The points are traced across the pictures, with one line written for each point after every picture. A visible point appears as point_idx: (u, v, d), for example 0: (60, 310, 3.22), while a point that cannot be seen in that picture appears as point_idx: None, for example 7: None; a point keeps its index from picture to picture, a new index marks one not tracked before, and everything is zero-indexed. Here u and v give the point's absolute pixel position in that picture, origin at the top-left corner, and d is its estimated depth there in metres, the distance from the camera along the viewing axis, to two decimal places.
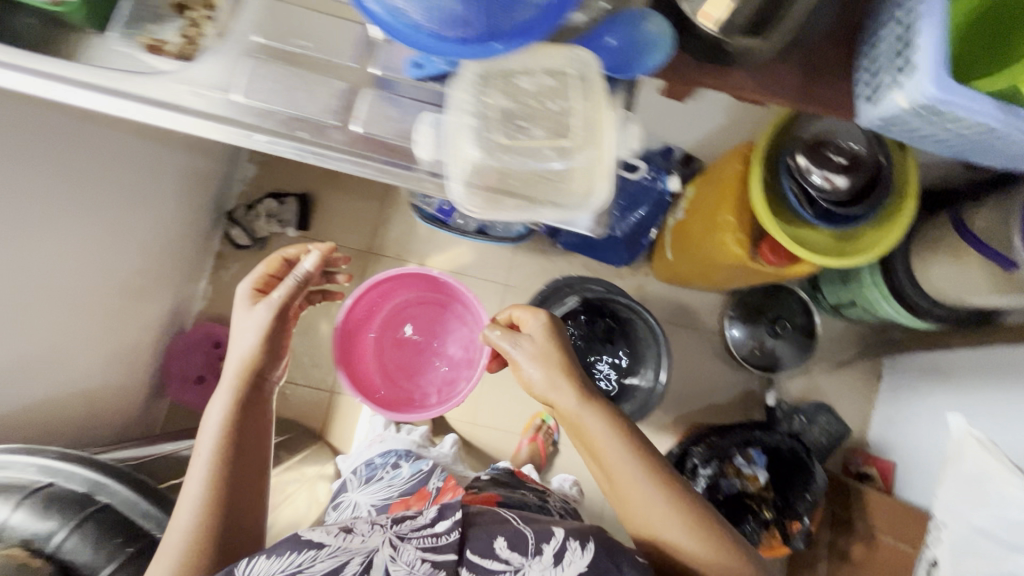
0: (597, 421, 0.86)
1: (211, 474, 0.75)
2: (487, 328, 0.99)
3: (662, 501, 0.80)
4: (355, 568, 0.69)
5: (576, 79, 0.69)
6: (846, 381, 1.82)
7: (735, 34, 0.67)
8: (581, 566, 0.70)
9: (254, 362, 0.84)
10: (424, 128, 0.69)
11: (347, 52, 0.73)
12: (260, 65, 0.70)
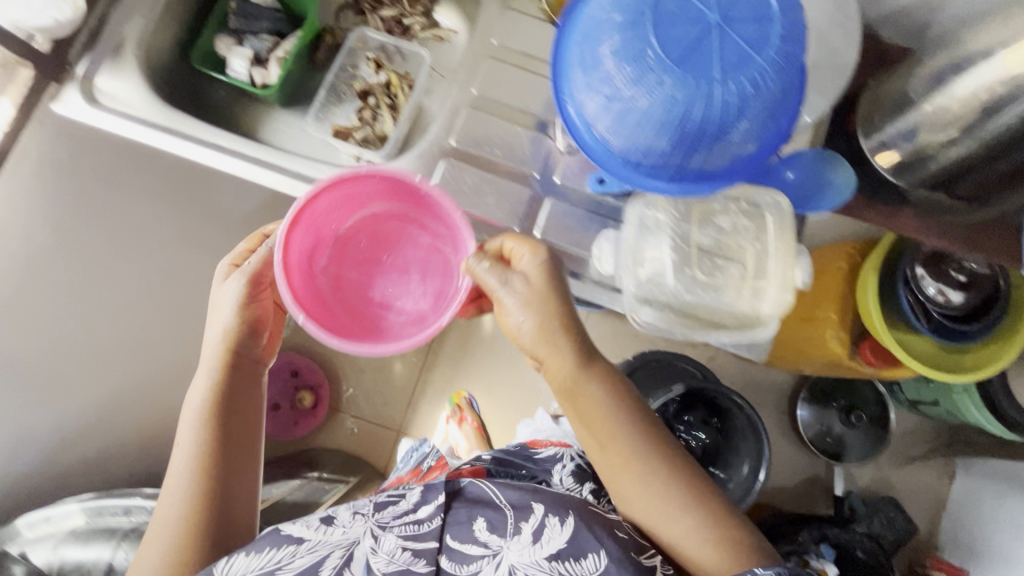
0: (602, 399, 0.69)
1: (201, 453, 0.65)
2: (472, 256, 0.65)
3: (652, 488, 0.68)
4: (333, 561, 0.63)
5: (771, 221, 0.71)
6: (923, 480, 1.45)
7: (910, 177, 0.71)
8: (560, 543, 0.67)
9: (241, 330, 0.69)
10: (606, 246, 0.74)
11: (532, 163, 0.77)
12: (455, 168, 0.77)
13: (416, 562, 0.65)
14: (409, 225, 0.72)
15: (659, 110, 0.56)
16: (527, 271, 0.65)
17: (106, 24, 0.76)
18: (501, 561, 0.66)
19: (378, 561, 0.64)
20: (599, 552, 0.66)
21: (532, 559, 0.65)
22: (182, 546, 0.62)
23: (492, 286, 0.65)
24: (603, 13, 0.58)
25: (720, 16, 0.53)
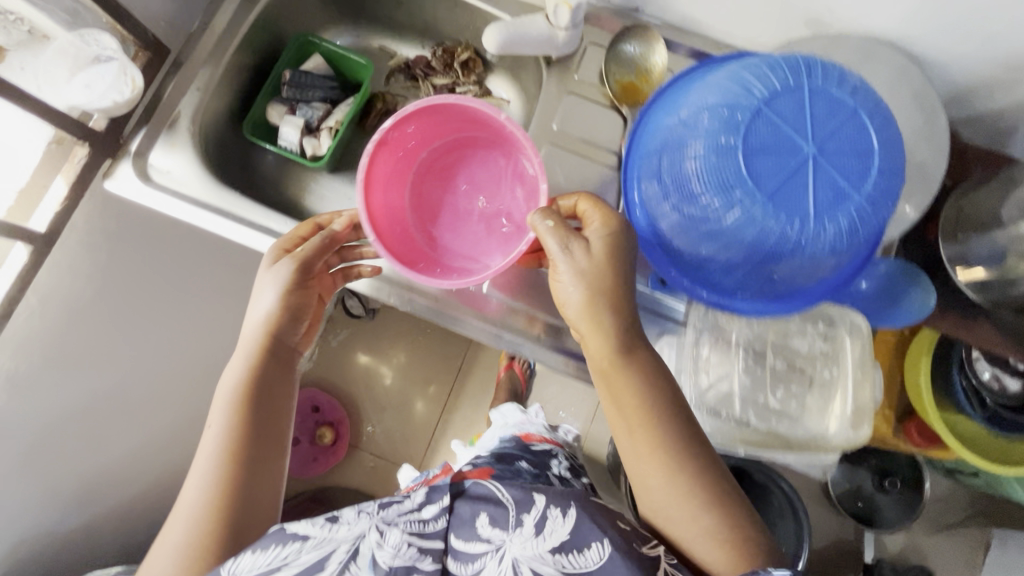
0: (637, 390, 0.60)
1: (228, 446, 0.59)
2: (537, 213, 0.60)
3: (677, 487, 0.59)
4: (338, 559, 0.54)
5: (851, 345, 0.68)
6: (960, 552, 1.14)
7: (993, 295, 0.67)
8: (565, 535, 0.58)
9: (290, 314, 0.64)
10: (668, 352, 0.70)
11: None
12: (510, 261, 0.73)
13: (422, 559, 0.56)
14: (498, 156, 0.73)
15: (743, 231, 0.54)
16: (596, 239, 0.60)
17: (163, 99, 0.74)
18: (505, 555, 0.56)
19: (385, 556, 0.54)
20: (604, 541, 0.57)
21: (537, 552, 0.56)
22: (199, 537, 0.56)
23: (553, 247, 0.59)
24: (688, 129, 0.56)
25: (816, 147, 0.51)
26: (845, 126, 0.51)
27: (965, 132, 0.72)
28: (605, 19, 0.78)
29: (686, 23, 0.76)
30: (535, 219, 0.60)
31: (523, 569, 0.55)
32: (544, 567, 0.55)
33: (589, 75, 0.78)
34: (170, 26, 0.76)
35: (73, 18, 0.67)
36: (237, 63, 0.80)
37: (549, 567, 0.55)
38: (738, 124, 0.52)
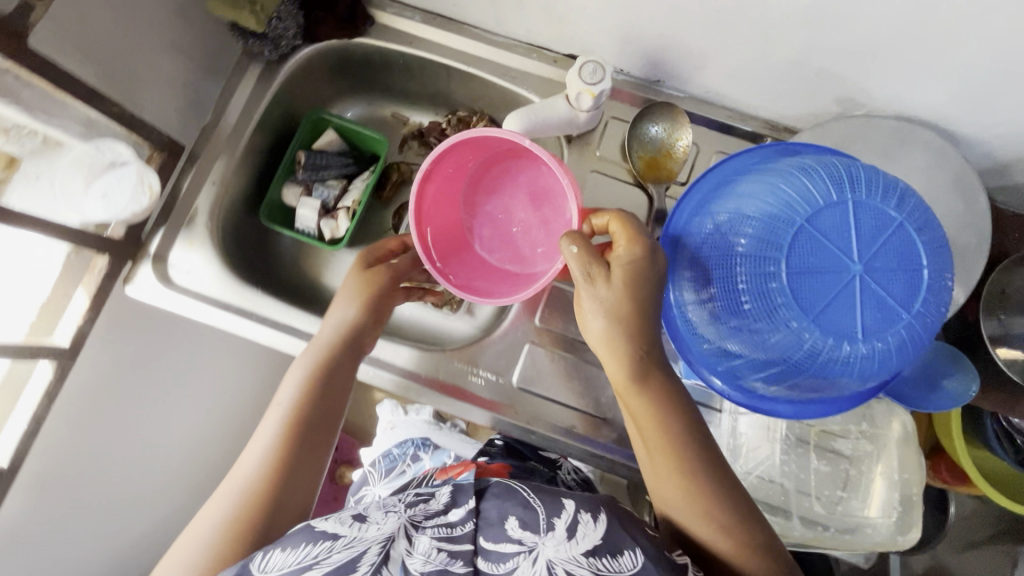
0: (658, 412, 0.56)
1: (274, 450, 0.59)
2: (564, 239, 0.56)
3: (694, 498, 0.54)
4: (370, 559, 0.49)
5: (896, 445, 0.64)
6: None
7: None
8: (598, 539, 0.50)
9: (361, 328, 0.67)
10: None
11: None
12: (539, 352, 0.73)
13: (452, 564, 0.50)
14: (544, 163, 0.69)
15: (788, 352, 0.52)
16: (622, 257, 0.56)
17: (180, 197, 0.74)
18: (539, 558, 0.50)
19: (416, 561, 0.50)
20: (636, 549, 0.50)
21: (570, 556, 0.49)
22: (221, 540, 0.53)
23: (577, 275, 0.56)
24: (725, 239, 0.55)
25: (864, 265, 0.49)
26: (893, 244, 0.49)
27: (1006, 200, 0.69)
28: (626, 94, 0.76)
29: (710, 96, 0.74)
30: (567, 248, 0.56)
31: (557, 571, 0.48)
32: (579, 571, 0.48)
33: (611, 152, 0.77)
34: (184, 120, 0.75)
35: (87, 128, 0.65)
36: (252, 153, 0.79)
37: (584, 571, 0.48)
38: (780, 242, 0.51)
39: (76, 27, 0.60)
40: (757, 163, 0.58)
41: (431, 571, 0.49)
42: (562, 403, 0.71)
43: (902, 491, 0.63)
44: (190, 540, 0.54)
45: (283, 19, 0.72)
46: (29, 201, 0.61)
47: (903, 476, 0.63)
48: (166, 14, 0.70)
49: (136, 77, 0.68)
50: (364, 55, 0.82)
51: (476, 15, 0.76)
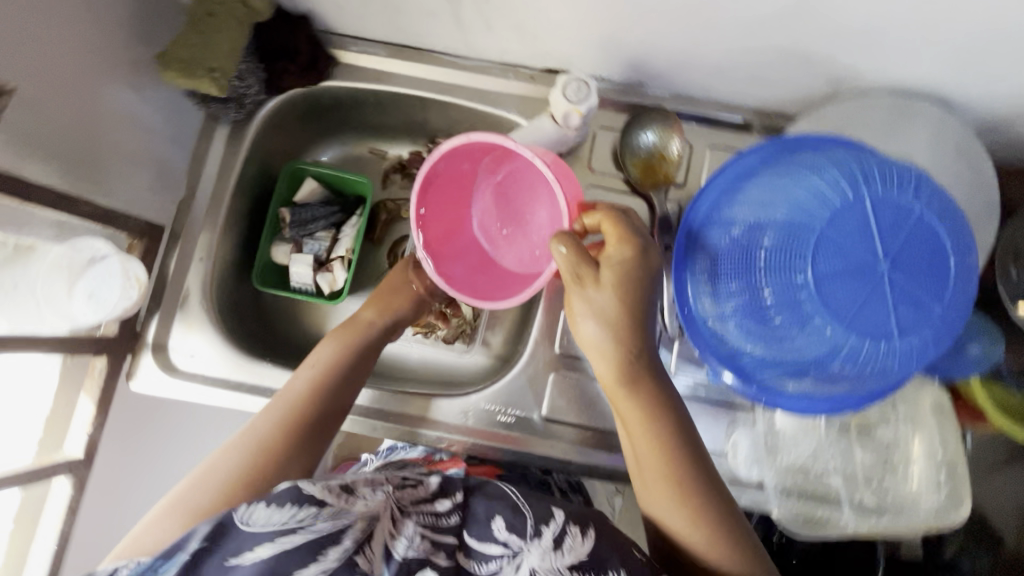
0: (645, 412, 0.55)
1: (294, 413, 0.59)
2: (552, 240, 0.56)
3: (681, 500, 0.53)
4: (355, 534, 0.48)
5: (936, 425, 0.65)
6: None
7: None
8: (585, 555, 0.50)
9: (400, 316, 0.71)
10: (741, 442, 0.68)
11: None
12: (563, 379, 0.72)
13: (436, 554, 0.49)
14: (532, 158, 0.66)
15: (822, 356, 0.51)
16: (612, 258, 0.55)
17: (170, 279, 0.72)
18: (521, 564, 0.49)
19: (400, 546, 0.49)
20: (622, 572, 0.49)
21: (555, 567, 0.49)
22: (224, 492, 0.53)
23: (567, 275, 0.56)
24: (743, 248, 0.54)
25: (889, 260, 0.48)
26: (915, 236, 0.48)
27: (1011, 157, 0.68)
28: (608, 101, 0.74)
29: (696, 93, 0.72)
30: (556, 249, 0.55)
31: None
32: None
33: (603, 163, 0.74)
34: (159, 198, 0.71)
35: (59, 229, 0.61)
36: (234, 219, 0.76)
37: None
38: (801, 247, 0.50)
39: (37, 127, 0.56)
40: (764, 165, 0.57)
41: (415, 558, 0.48)
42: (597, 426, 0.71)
43: (945, 470, 0.64)
44: (186, 487, 0.53)
45: (245, 78, 0.68)
46: (13, 318, 0.58)
47: (944, 455, 0.64)
48: (124, 91, 0.65)
49: (104, 165, 0.64)
50: (333, 98, 0.78)
51: (444, 42, 0.72)
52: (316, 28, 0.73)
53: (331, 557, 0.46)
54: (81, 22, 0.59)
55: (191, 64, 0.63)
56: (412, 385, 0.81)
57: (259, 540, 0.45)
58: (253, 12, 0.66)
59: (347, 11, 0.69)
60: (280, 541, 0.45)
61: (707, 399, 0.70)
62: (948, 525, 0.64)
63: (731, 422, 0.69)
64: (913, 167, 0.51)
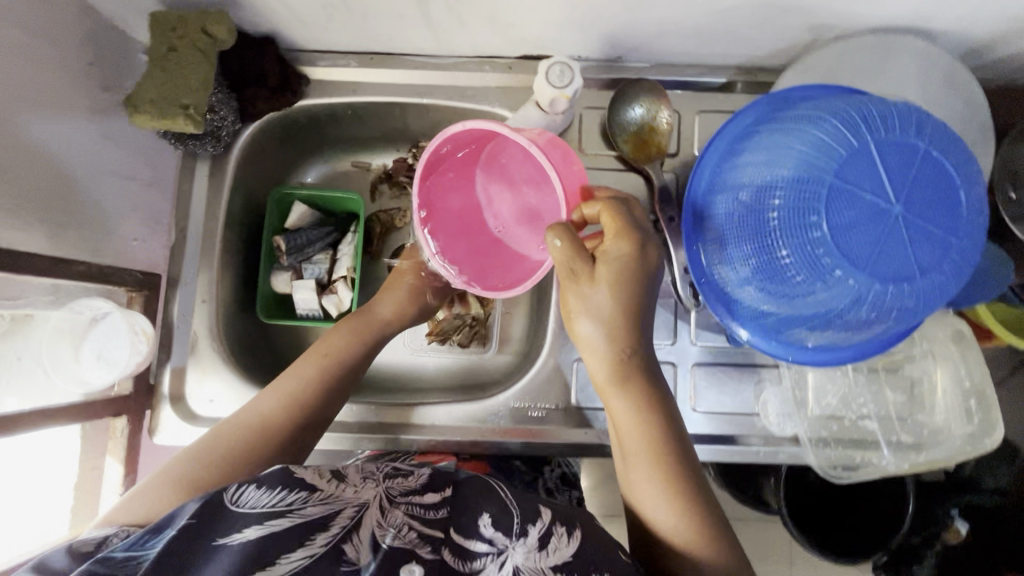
0: (633, 404, 0.55)
1: (297, 400, 0.61)
2: (548, 232, 0.55)
3: (667, 494, 0.53)
4: (343, 521, 0.47)
5: (961, 355, 0.67)
6: None
7: None
8: (569, 556, 0.48)
9: (406, 315, 0.72)
10: (770, 399, 0.70)
11: (666, 332, 0.71)
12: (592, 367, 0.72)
13: (421, 547, 0.47)
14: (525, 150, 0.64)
15: (842, 307, 0.51)
16: (610, 253, 0.55)
17: (175, 326, 0.70)
18: (506, 562, 0.47)
19: (387, 535, 0.47)
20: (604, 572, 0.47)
21: (538, 566, 0.47)
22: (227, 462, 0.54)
23: (561, 270, 0.55)
24: (753, 209, 0.54)
25: (902, 203, 0.48)
26: (925, 174, 0.48)
27: (998, 81, 0.68)
28: (590, 80, 0.73)
29: (677, 59, 0.71)
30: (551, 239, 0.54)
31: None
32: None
33: (594, 144, 0.74)
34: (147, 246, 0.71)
35: (56, 293, 0.60)
36: (229, 256, 0.74)
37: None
38: (814, 201, 0.49)
39: (16, 195, 0.55)
40: (760, 124, 0.57)
41: (401, 548, 0.46)
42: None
43: (974, 397, 0.65)
44: (176, 465, 0.53)
45: (218, 110, 0.66)
46: (24, 392, 0.57)
47: (970, 381, 0.66)
48: (96, 142, 0.63)
49: (89, 222, 0.63)
50: (309, 116, 0.76)
51: (416, 44, 0.70)
52: (281, 48, 0.71)
53: (319, 542, 0.45)
54: (41, 78, 0.56)
55: (161, 104, 0.61)
56: (437, 395, 0.80)
57: (249, 520, 0.44)
58: (216, 41, 0.62)
59: (313, 27, 0.66)
60: (270, 523, 0.45)
61: (730, 363, 0.71)
62: (982, 453, 0.64)
63: (758, 382, 0.70)
64: (914, 106, 0.51)
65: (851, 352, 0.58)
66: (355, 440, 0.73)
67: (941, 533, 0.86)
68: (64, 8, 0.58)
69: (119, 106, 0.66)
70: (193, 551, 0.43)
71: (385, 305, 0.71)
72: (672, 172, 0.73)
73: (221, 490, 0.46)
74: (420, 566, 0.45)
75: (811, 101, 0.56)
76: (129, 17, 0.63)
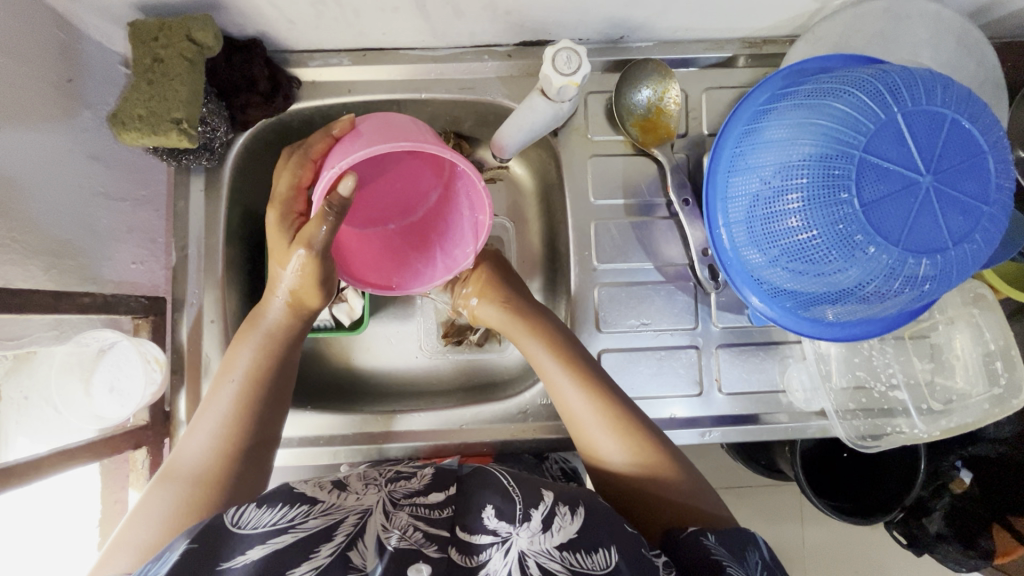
0: (541, 350, 0.64)
1: (241, 400, 0.57)
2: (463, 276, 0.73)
3: (608, 424, 0.60)
4: (347, 529, 0.46)
5: (985, 318, 0.67)
6: None
7: None
8: (573, 533, 0.48)
9: (314, 305, 0.62)
10: (796, 375, 0.71)
11: (688, 316, 0.71)
12: (625, 360, 0.70)
13: (428, 546, 0.45)
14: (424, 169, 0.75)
15: (874, 281, 0.50)
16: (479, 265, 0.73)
17: (186, 352, 0.68)
18: (511, 549, 0.46)
19: (392, 538, 0.45)
20: (610, 548, 0.47)
21: (544, 548, 0.46)
22: (201, 477, 0.53)
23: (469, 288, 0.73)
24: (777, 188, 0.52)
25: (932, 172, 0.47)
26: (952, 141, 0.47)
27: (1002, 41, 0.68)
28: (593, 62, 0.70)
29: (680, 36, 0.69)
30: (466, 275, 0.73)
31: (530, 564, 0.45)
32: (552, 565, 0.45)
33: (601, 130, 0.72)
34: (147, 267, 0.68)
35: (60, 328, 0.57)
36: (233, 273, 0.72)
37: (557, 564, 0.45)
38: (843, 177, 0.48)
39: (6, 228, 0.51)
40: (775, 101, 0.56)
41: (408, 547, 0.44)
42: (659, 397, 0.70)
43: (999, 358, 0.66)
44: (166, 480, 0.53)
45: (210, 121, 0.62)
46: (35, 431, 0.56)
47: (995, 344, 0.67)
48: (84, 163, 0.60)
49: (86, 250, 0.60)
50: (303, 120, 0.73)
51: (411, 37, 0.67)
52: (268, 49, 0.67)
53: (323, 554, 0.43)
54: (21, 100, 0.53)
55: (152, 120, 0.57)
56: (458, 397, 0.78)
57: (251, 540, 0.43)
58: (202, 49, 0.58)
59: (305, 26, 0.63)
60: (273, 542, 0.43)
61: (754, 344, 0.71)
62: (1008, 412, 0.65)
63: (781, 359, 0.71)
64: (936, 72, 0.50)
65: (871, 322, 0.58)
66: (380, 451, 0.71)
67: (948, 485, 0.88)
68: (34, 21, 0.53)
69: (102, 124, 0.62)
70: (196, 571, 0.40)
71: (275, 301, 0.61)
72: (682, 153, 0.71)
73: (220, 515, 0.45)
74: (428, 564, 0.43)
75: (827, 74, 0.55)
76: (105, 26, 0.58)
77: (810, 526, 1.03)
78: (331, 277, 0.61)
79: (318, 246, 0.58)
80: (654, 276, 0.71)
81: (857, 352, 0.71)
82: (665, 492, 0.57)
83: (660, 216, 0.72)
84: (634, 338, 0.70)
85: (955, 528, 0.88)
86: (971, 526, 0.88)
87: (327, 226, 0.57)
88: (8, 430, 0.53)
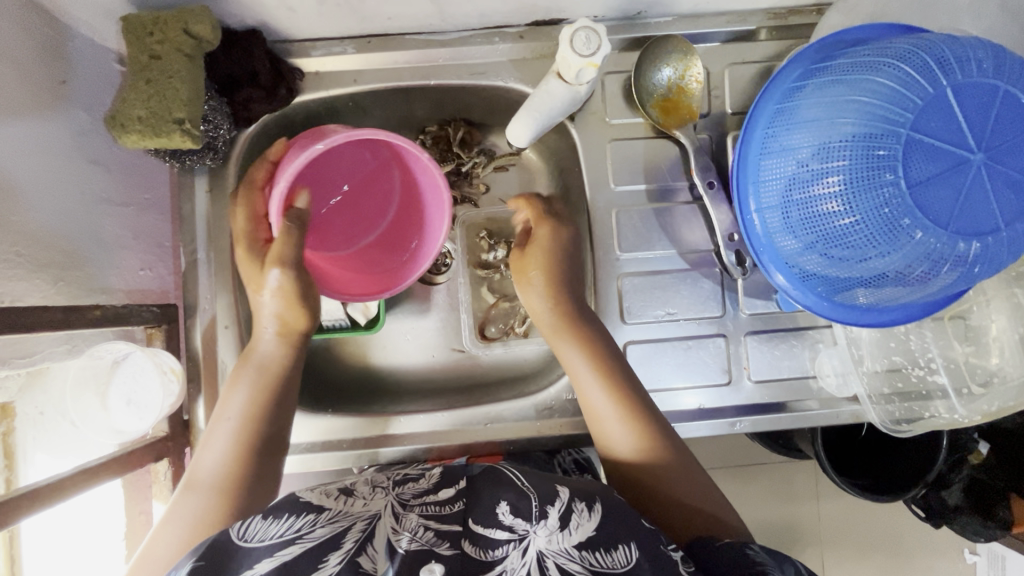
0: (571, 347, 0.63)
1: (241, 439, 0.56)
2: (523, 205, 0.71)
3: (625, 420, 0.60)
4: (355, 535, 0.45)
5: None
6: None
7: None
8: (592, 531, 0.46)
9: (301, 327, 0.60)
10: (826, 360, 0.69)
11: (714, 304, 0.69)
12: (650, 353, 0.68)
13: (440, 544, 0.44)
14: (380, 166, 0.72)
15: (915, 265, 0.48)
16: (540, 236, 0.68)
17: (202, 359, 0.66)
18: (529, 548, 0.44)
19: (403, 539, 0.44)
20: (631, 543, 0.46)
21: (563, 548, 0.45)
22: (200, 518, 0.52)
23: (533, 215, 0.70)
24: (815, 171, 0.49)
25: (983, 150, 0.44)
26: (1007, 116, 0.44)
27: None
28: (610, 40, 0.67)
29: (702, 9, 0.66)
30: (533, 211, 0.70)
31: (549, 565, 0.44)
32: (571, 566, 0.44)
33: (619, 112, 0.68)
34: (155, 273, 0.66)
35: (70, 341, 0.55)
36: None
37: (576, 565, 0.44)
38: (888, 158, 0.45)
39: (9, 242, 0.49)
40: (808, 78, 0.53)
41: (419, 549, 0.43)
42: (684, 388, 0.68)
43: None
44: (186, 492, 0.54)
45: (212, 118, 0.59)
46: (54, 449, 0.56)
47: None
48: (83, 167, 0.58)
49: (92, 259, 0.58)
50: (308, 113, 0.69)
51: (417, 20, 0.64)
52: (268, 40, 0.64)
53: (332, 562, 0.42)
54: (13, 104, 0.50)
55: (152, 120, 0.55)
56: (478, 392, 0.77)
57: (259, 554, 0.42)
58: (201, 41, 0.55)
59: (307, 13, 0.59)
60: (282, 553, 0.43)
61: (782, 330, 0.69)
62: None
63: (812, 345, 0.69)
64: (984, 40, 0.47)
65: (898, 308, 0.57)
66: (402, 451, 0.70)
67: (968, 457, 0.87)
68: (21, 18, 0.50)
69: (98, 124, 0.59)
70: None
71: (265, 334, 0.60)
72: (705, 134, 0.68)
73: (227, 531, 0.45)
74: (441, 564, 0.42)
75: (864, 46, 0.52)
76: (93, 22, 0.55)
77: (830, 504, 1.03)
78: (313, 294, 0.60)
79: (287, 262, 0.58)
80: (678, 264, 0.69)
81: (892, 336, 0.69)
82: (677, 497, 0.57)
83: (682, 200, 0.69)
84: (659, 327, 0.68)
85: (973, 499, 0.87)
86: (990, 497, 0.87)
87: (293, 240, 0.58)
88: (27, 450, 0.54)
